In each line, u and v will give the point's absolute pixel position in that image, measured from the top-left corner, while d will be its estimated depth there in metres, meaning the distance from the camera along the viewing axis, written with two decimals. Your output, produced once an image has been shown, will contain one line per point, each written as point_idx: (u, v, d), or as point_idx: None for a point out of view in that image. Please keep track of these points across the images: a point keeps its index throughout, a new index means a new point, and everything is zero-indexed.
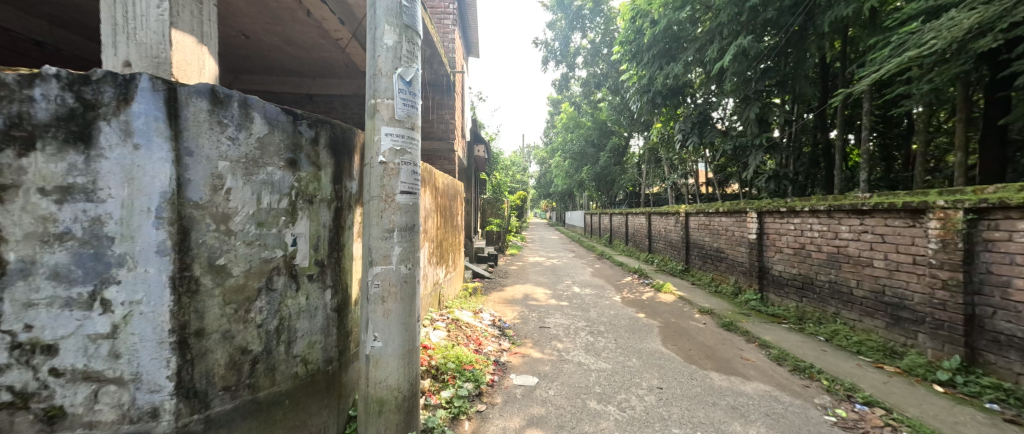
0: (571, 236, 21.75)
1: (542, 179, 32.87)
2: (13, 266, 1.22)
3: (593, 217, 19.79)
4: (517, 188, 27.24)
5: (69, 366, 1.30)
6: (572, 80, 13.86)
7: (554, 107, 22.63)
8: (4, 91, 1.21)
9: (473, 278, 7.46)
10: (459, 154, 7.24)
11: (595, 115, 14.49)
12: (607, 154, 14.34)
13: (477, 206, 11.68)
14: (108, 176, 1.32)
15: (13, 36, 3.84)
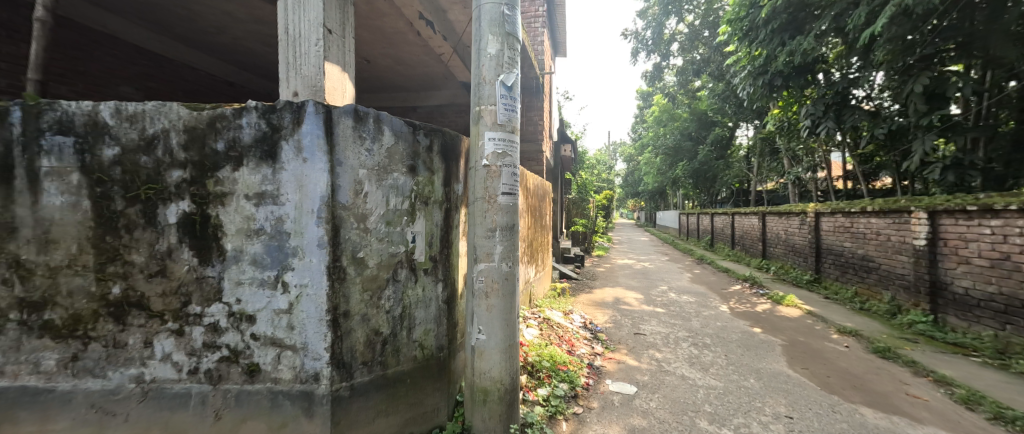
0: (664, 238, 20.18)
1: (631, 177, 31.23)
2: (230, 254, 1.72)
3: (689, 217, 18.07)
4: (603, 188, 26.24)
5: (263, 332, 1.73)
6: (669, 70, 12.79)
7: (643, 101, 21.27)
8: (226, 121, 1.68)
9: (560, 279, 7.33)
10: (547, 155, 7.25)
11: (693, 105, 13.18)
12: (708, 148, 12.89)
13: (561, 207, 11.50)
14: (286, 184, 1.68)
15: (208, 76, 5.13)
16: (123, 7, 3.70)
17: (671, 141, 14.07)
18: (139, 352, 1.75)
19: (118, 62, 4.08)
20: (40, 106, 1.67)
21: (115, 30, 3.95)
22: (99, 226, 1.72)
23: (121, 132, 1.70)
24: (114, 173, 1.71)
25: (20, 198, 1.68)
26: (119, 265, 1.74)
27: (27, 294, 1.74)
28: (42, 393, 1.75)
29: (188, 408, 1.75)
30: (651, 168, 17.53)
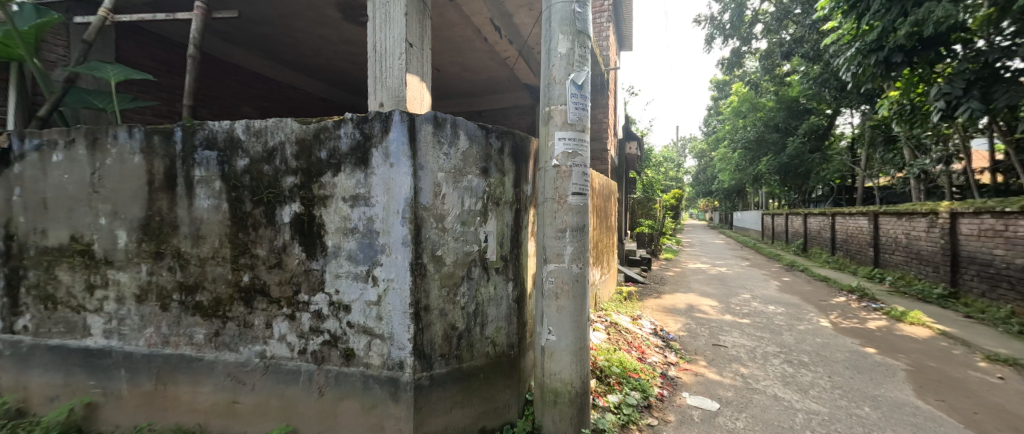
0: (743, 240, 18.30)
1: (703, 174, 28.90)
2: (331, 250, 1.94)
3: (775, 218, 16.18)
4: (672, 186, 24.54)
5: (357, 321, 1.92)
6: (750, 55, 11.53)
7: (718, 90, 19.47)
8: (328, 133, 1.90)
9: (626, 282, 6.92)
10: (612, 154, 6.96)
11: (781, 93, 11.56)
12: (802, 139, 11.32)
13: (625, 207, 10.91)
14: (376, 187, 1.85)
15: (305, 93, 5.79)
16: (243, 38, 4.37)
17: (753, 133, 12.53)
18: (262, 332, 2.06)
19: (241, 87, 4.83)
20: (195, 127, 2.07)
21: (239, 61, 4.71)
22: (233, 224, 2.07)
23: (250, 145, 2.01)
24: (244, 180, 2.03)
25: (184, 200, 2.12)
26: (248, 258, 2.06)
27: (185, 279, 2.16)
28: (195, 360, 2.16)
29: (298, 383, 2.01)
30: (727, 164, 16.01)
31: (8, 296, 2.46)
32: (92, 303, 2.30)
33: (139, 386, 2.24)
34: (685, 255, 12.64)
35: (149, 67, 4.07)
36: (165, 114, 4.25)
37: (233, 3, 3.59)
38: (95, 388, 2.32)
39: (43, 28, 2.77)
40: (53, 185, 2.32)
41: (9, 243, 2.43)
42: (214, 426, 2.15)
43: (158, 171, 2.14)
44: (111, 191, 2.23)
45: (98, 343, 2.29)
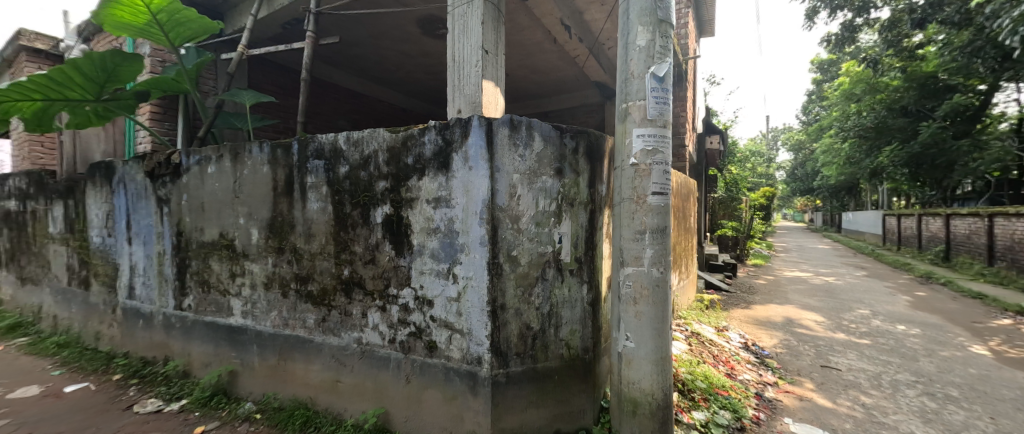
0: (857, 245, 15.66)
1: (799, 169, 25.49)
2: (417, 248, 2.09)
3: (901, 220, 13.57)
4: (763, 184, 21.94)
5: (439, 315, 2.04)
6: (867, 29, 9.79)
7: (823, 72, 16.89)
8: (415, 140, 2.06)
9: (706, 290, 6.29)
10: (691, 150, 6.41)
11: (911, 68, 9.43)
12: (942, 124, 9.18)
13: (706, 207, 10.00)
14: (456, 190, 1.95)
15: (389, 105, 6.33)
16: (341, 60, 4.93)
17: (874, 119, 10.49)
18: (359, 321, 2.30)
19: (338, 103, 5.45)
20: (308, 140, 2.40)
21: (336, 80, 5.32)
22: (336, 224, 2.35)
23: (350, 154, 2.27)
24: (345, 185, 2.29)
25: (299, 203, 2.46)
26: (348, 254, 2.32)
27: (299, 271, 2.50)
28: (307, 341, 2.50)
29: (388, 369, 2.21)
30: (835, 157, 13.75)
31: (177, 280, 3.10)
32: (233, 289, 2.80)
33: (266, 360, 2.66)
34: (777, 260, 11.24)
35: (271, 91, 4.82)
36: (284, 130, 5.02)
37: (335, 30, 4.07)
38: (234, 359, 2.81)
39: (195, 70, 3.47)
40: (206, 192, 2.87)
41: (178, 238, 3.07)
42: (321, 401, 2.46)
43: (280, 179, 2.53)
44: (246, 196, 2.69)
45: (237, 321, 2.78)
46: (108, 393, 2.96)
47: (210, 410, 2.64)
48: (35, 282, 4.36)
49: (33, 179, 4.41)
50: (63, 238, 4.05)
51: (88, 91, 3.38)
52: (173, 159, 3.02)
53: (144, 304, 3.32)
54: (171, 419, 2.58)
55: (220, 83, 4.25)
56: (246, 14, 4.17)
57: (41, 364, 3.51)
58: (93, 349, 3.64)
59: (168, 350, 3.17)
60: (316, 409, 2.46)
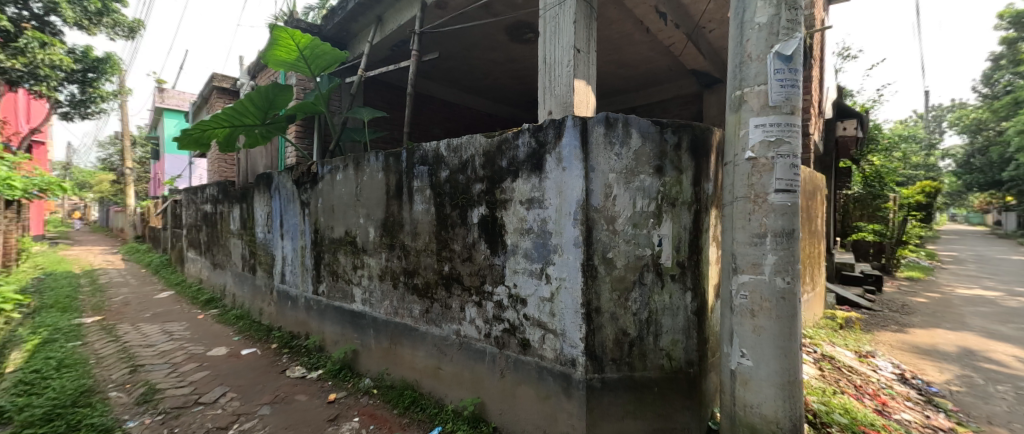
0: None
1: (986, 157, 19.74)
2: (511, 248, 2.16)
3: None
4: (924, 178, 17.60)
5: (533, 314, 2.07)
6: None
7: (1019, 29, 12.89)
8: (510, 143, 2.13)
9: (842, 306, 5.28)
10: (817, 140, 5.37)
11: None
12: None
13: (839, 207, 8.38)
14: (550, 190, 1.96)
15: (477, 112, 6.62)
16: (437, 73, 5.35)
17: None
18: (458, 314, 2.46)
19: (433, 113, 5.91)
20: (414, 149, 2.66)
21: (431, 92, 5.79)
22: (438, 224, 2.55)
23: (450, 159, 2.44)
24: (445, 188, 2.48)
25: (407, 205, 2.74)
26: (448, 251, 2.50)
27: (407, 265, 2.78)
28: (413, 330, 2.76)
29: (484, 362, 2.32)
30: None
31: (314, 269, 3.70)
32: (355, 278, 3.23)
33: (381, 342, 3.01)
34: (944, 273, 8.91)
35: (381, 106, 5.45)
36: (392, 140, 5.64)
37: (434, 46, 4.43)
38: (356, 340, 3.24)
39: (327, 93, 4.16)
40: (336, 196, 3.38)
41: (315, 234, 3.66)
42: (426, 385, 2.70)
43: (392, 183, 2.84)
44: (364, 200, 3.09)
45: (358, 307, 3.20)
46: (268, 358, 3.67)
47: (339, 382, 3.11)
48: (222, 267, 5.62)
49: (221, 187, 5.70)
50: (239, 233, 5.15)
51: (257, 116, 4.23)
52: (313, 169, 3.63)
53: (291, 287, 4.03)
54: (313, 385, 3.12)
55: (344, 102, 5.01)
56: (363, 41, 4.82)
57: (227, 331, 4.51)
58: (258, 321, 4.55)
59: (307, 328, 3.80)
60: (421, 392, 2.71)
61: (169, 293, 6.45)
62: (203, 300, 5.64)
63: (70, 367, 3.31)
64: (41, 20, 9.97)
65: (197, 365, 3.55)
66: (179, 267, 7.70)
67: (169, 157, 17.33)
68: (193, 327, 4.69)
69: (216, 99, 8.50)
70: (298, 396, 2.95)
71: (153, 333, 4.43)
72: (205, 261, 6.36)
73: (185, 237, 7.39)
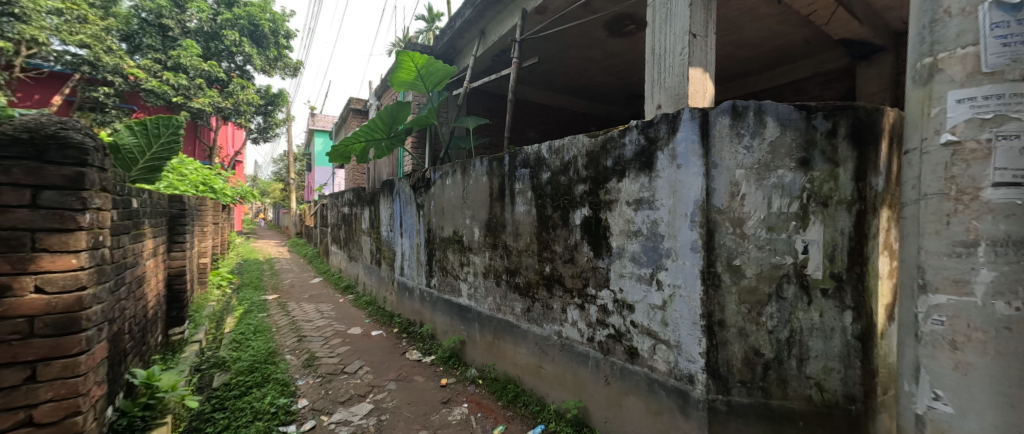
0: None
1: None
2: (616, 250, 2.07)
3: None
4: None
5: (641, 322, 1.95)
6: None
7: None
8: (616, 142, 2.04)
9: None
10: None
11: None
12: None
13: None
14: (662, 190, 1.82)
15: (573, 112, 6.54)
16: (534, 78, 5.43)
17: None
18: (559, 315, 2.45)
19: (529, 116, 6.04)
20: (517, 153, 2.73)
21: (528, 96, 5.91)
22: (539, 226, 2.57)
23: (552, 161, 2.45)
24: (547, 189, 2.49)
25: (509, 206, 2.83)
26: (549, 252, 2.51)
27: (509, 264, 2.87)
28: (515, 327, 2.84)
29: (587, 366, 2.27)
30: None
31: (427, 264, 4.08)
32: (462, 274, 3.46)
33: (485, 335, 3.16)
34: None
35: (482, 114, 5.74)
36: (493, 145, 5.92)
37: (533, 52, 4.51)
38: (462, 332, 3.46)
39: (437, 106, 4.56)
40: (445, 199, 3.67)
41: (428, 233, 4.04)
42: (527, 382, 2.73)
43: (495, 186, 2.98)
44: (470, 202, 3.29)
45: (465, 301, 3.42)
46: (391, 341, 4.16)
47: (449, 368, 3.37)
48: (356, 259, 6.60)
49: (356, 192, 6.71)
50: (368, 231, 5.97)
51: (383, 131, 4.84)
52: (427, 175, 4.01)
53: (409, 279, 4.51)
54: (427, 368, 3.45)
55: (450, 113, 5.51)
56: (467, 54, 5.16)
57: (360, 314, 5.27)
58: (383, 308, 5.21)
59: (422, 316, 4.20)
60: (523, 387, 2.76)
61: (319, 279, 7.84)
62: (343, 287, 6.71)
63: (260, 332, 4.25)
64: (242, 69, 13.13)
65: (340, 340, 4.23)
66: (326, 258, 9.31)
67: (319, 168, 21.09)
68: (336, 308, 5.61)
69: (353, 119, 10.10)
70: (416, 376, 3.29)
71: (310, 311, 5.43)
72: (343, 254, 7.55)
73: (329, 234, 8.88)
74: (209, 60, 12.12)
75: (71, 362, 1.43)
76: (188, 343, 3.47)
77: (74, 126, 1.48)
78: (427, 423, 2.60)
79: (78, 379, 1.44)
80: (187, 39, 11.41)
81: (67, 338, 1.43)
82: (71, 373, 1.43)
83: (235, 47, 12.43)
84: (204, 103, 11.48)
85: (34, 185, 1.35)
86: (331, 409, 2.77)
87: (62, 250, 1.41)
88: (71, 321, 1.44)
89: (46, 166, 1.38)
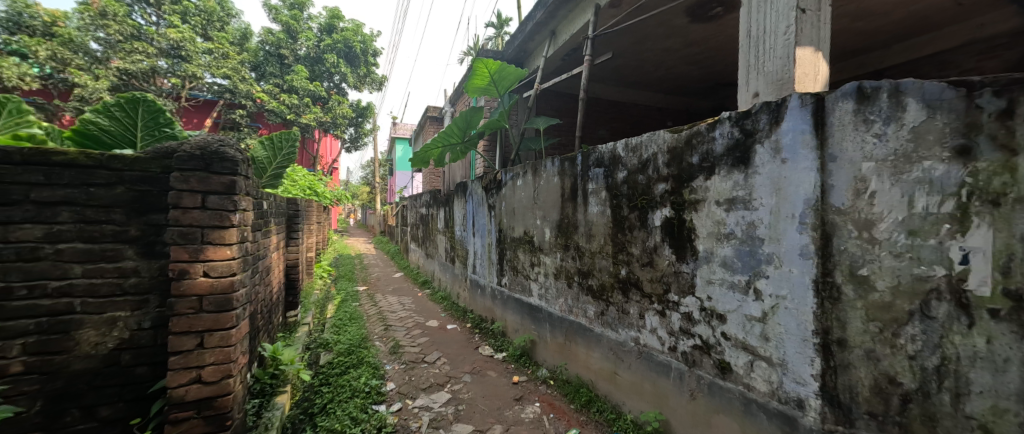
0: None
1: None
2: (703, 255, 1.90)
3: None
4: None
5: (734, 334, 1.77)
6: None
7: None
8: (702, 137, 1.87)
9: None
10: None
11: None
12: None
13: None
14: (761, 188, 1.63)
15: (648, 108, 6.20)
16: (606, 74, 5.21)
17: None
18: (637, 321, 2.33)
19: (599, 114, 5.88)
20: (590, 152, 2.64)
21: (599, 93, 5.69)
22: (615, 227, 2.46)
23: (628, 159, 2.33)
24: (623, 189, 2.38)
25: (582, 207, 2.76)
26: (625, 254, 2.40)
27: (582, 266, 2.80)
28: (588, 330, 2.75)
29: (669, 377, 2.12)
30: None
31: (498, 264, 4.16)
32: (533, 274, 3.46)
33: (556, 336, 3.11)
34: None
35: (550, 114, 5.69)
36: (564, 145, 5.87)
37: (606, 47, 4.35)
38: (533, 331, 3.45)
39: (508, 109, 4.62)
40: (517, 199, 3.70)
41: (499, 233, 4.12)
42: (601, 387, 2.63)
43: (567, 186, 2.92)
44: (541, 202, 3.27)
45: (536, 301, 3.41)
46: (465, 335, 4.32)
47: (520, 367, 3.39)
48: (433, 257, 6.99)
49: (433, 194, 7.11)
50: (444, 231, 6.28)
51: (459, 136, 5.04)
52: (498, 176, 4.08)
53: (481, 277, 4.65)
54: (499, 364, 3.52)
55: (520, 115, 5.61)
56: (538, 55, 5.15)
57: (436, 308, 5.57)
58: (457, 303, 5.44)
59: (493, 314, 4.28)
60: (597, 393, 2.67)
61: (401, 274, 8.47)
62: (422, 281, 7.17)
63: (354, 318, 4.71)
64: (339, 86, 14.73)
65: (420, 331, 4.51)
66: (406, 255, 10.04)
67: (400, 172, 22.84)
68: (416, 302, 6.01)
69: (429, 127, 10.84)
70: (488, 371, 3.37)
71: (394, 302, 5.90)
72: (421, 251, 8.05)
73: (409, 232, 9.57)
74: (314, 80, 13.82)
75: (226, 334, 1.69)
76: (298, 325, 3.98)
77: (231, 144, 1.76)
78: (501, 418, 2.64)
79: (231, 348, 1.70)
80: (298, 65, 13.14)
81: (223, 314, 1.69)
82: (226, 343, 1.69)
83: (334, 68, 14.00)
84: (310, 118, 13.13)
85: (203, 191, 1.65)
86: (414, 395, 2.97)
87: (221, 243, 1.68)
88: (227, 300, 1.70)
89: (212, 176, 1.67)
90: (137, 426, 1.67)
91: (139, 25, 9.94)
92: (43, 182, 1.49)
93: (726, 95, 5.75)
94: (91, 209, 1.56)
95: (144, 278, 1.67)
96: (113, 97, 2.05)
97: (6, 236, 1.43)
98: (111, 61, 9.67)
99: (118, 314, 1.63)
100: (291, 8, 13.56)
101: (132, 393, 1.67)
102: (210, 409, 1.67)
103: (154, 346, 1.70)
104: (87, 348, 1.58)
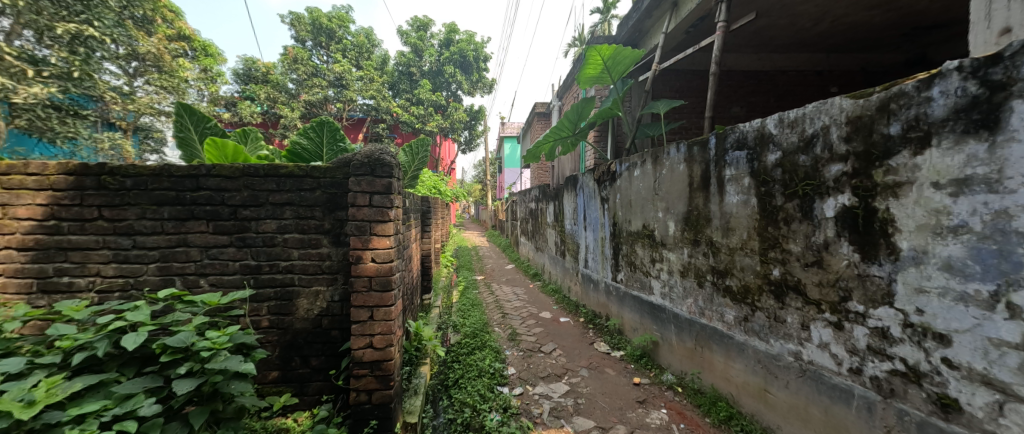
0: None
1: None
2: (907, 254, 1.46)
3: None
4: None
5: (965, 361, 1.33)
6: None
7: None
8: (909, 99, 1.44)
9: None
10: None
11: None
12: None
13: None
14: (1021, 162, 1.17)
15: (801, 73, 5.14)
16: (748, 40, 4.48)
17: None
18: (798, 332, 1.93)
19: (734, 88, 5.17)
20: (727, 132, 2.28)
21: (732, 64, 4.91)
22: (763, 218, 2.08)
23: (785, 137, 1.94)
24: (776, 174, 1.99)
25: (716, 196, 2.41)
26: (780, 251, 2.01)
27: (717, 263, 2.46)
28: (727, 336, 2.40)
29: (851, 407, 1.69)
30: None
31: (613, 259, 3.97)
32: (653, 271, 3.20)
33: (684, 341, 2.79)
34: None
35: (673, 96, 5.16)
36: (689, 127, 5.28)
37: (748, 7, 3.71)
38: (655, 331, 3.17)
39: (622, 95, 4.36)
40: (634, 191, 3.45)
41: (615, 227, 3.91)
42: (745, 404, 2.27)
43: (696, 174, 2.59)
44: (664, 193, 2.98)
45: (658, 300, 3.13)
46: (578, 329, 4.26)
47: (642, 368, 3.15)
48: (543, 250, 7.06)
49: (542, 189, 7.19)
50: (554, 224, 6.29)
51: (569, 130, 4.92)
52: (612, 167, 3.87)
53: (593, 272, 4.51)
54: (617, 362, 3.35)
55: (637, 101, 5.24)
56: (655, 31, 4.69)
57: (548, 300, 5.63)
58: (568, 297, 5.40)
59: (608, 310, 4.09)
60: (739, 410, 2.31)
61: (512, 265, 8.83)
62: (533, 274, 7.32)
63: (476, 304, 5.08)
64: (457, 95, 16.10)
65: (535, 321, 4.61)
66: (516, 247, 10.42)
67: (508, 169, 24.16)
68: (528, 292, 6.19)
69: (537, 123, 11.13)
70: (606, 369, 3.24)
71: (507, 292, 6.18)
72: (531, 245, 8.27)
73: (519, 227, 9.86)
74: (436, 91, 15.36)
75: (388, 309, 1.96)
76: (431, 307, 4.48)
77: (389, 151, 2.04)
78: (623, 418, 2.52)
79: (391, 322, 1.96)
80: (424, 79, 14.73)
81: (386, 293, 1.96)
82: (388, 317, 1.96)
83: (452, 78, 15.35)
84: (433, 126, 14.57)
85: (370, 191, 1.94)
86: (534, 382, 3.05)
87: (381, 234, 1.95)
88: (388, 281, 1.95)
89: (376, 178, 1.96)
90: (333, 376, 2.05)
91: (317, 64, 12.35)
92: (276, 188, 1.96)
93: (922, 43, 4.39)
94: (303, 207, 1.98)
95: (334, 262, 2.01)
96: (309, 122, 2.61)
97: (258, 228, 1.95)
98: (300, 96, 12.25)
99: (319, 288, 2.02)
100: (417, 30, 15.27)
101: (330, 350, 2.05)
102: (380, 370, 1.97)
103: (342, 315, 2.04)
104: (303, 312, 2.02)
